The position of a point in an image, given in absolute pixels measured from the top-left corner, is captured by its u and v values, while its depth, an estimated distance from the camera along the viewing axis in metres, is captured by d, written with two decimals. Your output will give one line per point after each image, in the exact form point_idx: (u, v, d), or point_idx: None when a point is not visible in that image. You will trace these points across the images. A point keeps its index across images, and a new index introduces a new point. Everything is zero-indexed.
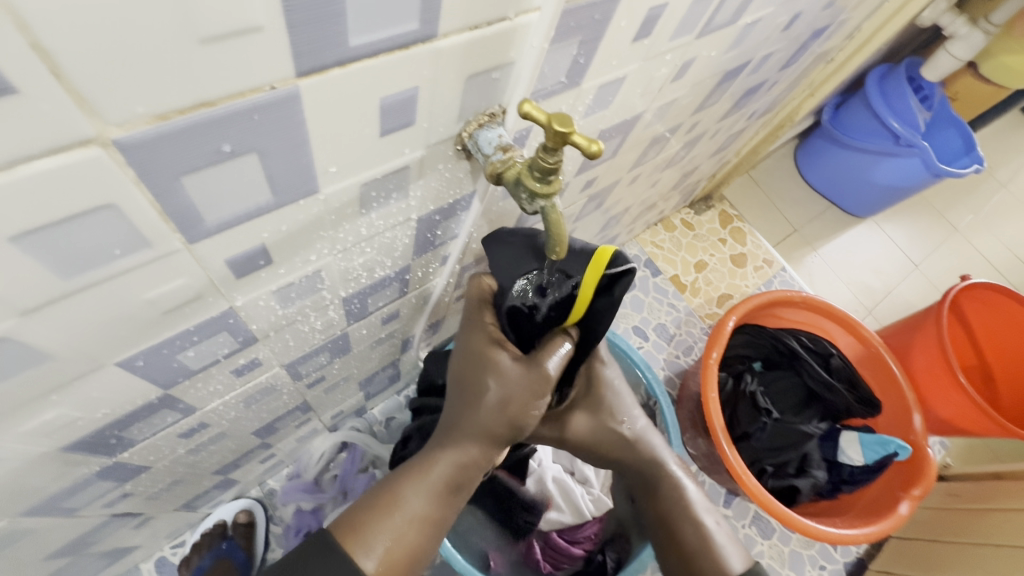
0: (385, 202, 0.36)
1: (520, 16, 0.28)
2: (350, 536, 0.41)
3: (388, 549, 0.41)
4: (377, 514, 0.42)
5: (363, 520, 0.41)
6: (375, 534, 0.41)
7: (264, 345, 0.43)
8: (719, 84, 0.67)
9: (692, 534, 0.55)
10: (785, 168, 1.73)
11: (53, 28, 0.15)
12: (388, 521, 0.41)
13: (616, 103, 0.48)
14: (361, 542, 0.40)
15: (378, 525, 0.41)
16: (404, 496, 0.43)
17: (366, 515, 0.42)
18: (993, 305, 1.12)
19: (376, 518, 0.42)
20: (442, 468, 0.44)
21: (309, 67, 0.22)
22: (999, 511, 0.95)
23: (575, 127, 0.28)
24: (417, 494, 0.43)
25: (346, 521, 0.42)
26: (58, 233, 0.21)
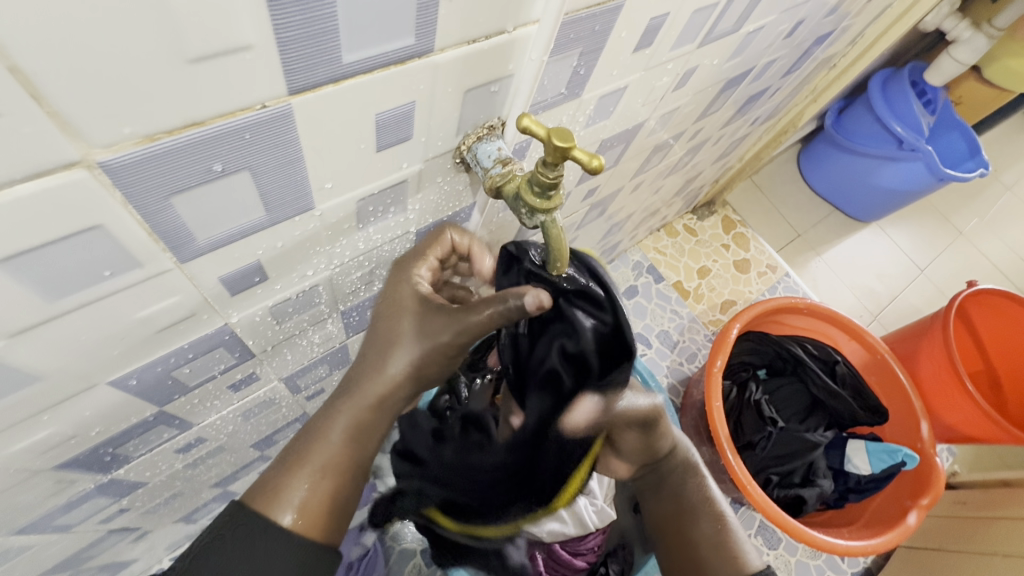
0: (383, 216, 0.35)
1: (519, 28, 0.28)
2: (261, 501, 0.35)
3: (305, 506, 0.35)
4: (286, 475, 0.35)
5: (275, 481, 0.35)
6: (287, 492, 0.35)
7: (261, 360, 0.43)
8: (722, 91, 0.66)
9: (709, 530, 0.53)
10: (788, 173, 1.73)
11: (32, 50, 0.15)
12: (301, 478, 0.35)
13: (618, 113, 0.48)
14: (273, 506, 0.35)
15: (292, 482, 0.35)
16: (313, 448, 0.36)
17: (275, 478, 0.35)
18: (999, 310, 1.12)
19: (286, 478, 0.35)
20: (348, 418, 0.37)
21: (303, 84, 0.22)
22: (1006, 520, 0.94)
23: (576, 142, 0.28)
24: (328, 444, 0.36)
25: (258, 486, 0.36)
26: (44, 256, 0.21)
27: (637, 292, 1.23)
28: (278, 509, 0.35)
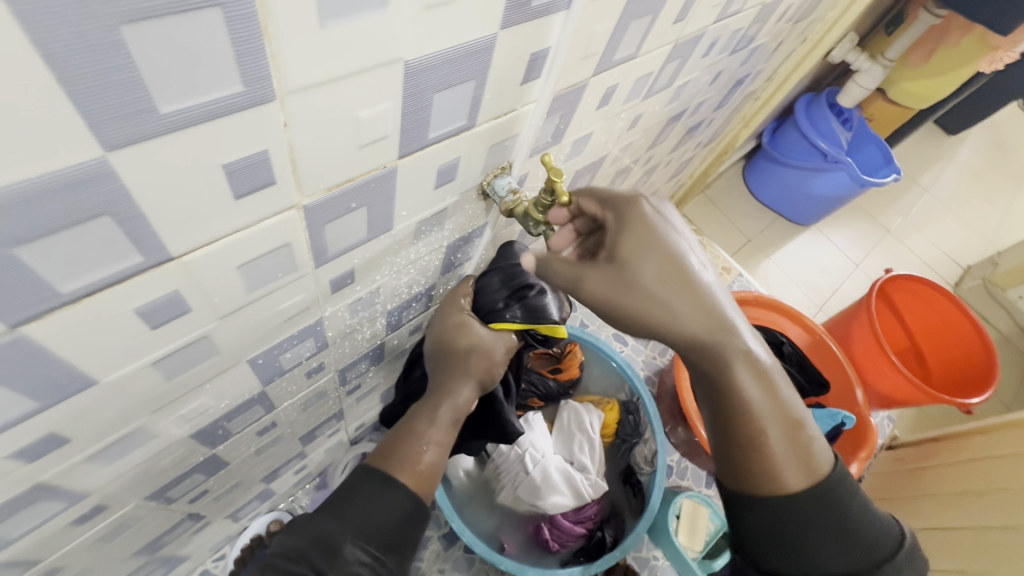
0: (429, 233, 0.50)
1: (523, 106, 0.43)
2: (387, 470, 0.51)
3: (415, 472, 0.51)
4: (400, 446, 0.53)
5: (393, 451, 0.53)
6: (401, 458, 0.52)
7: (330, 351, 0.56)
8: (665, 126, 0.83)
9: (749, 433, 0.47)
10: (735, 186, 1.95)
11: (300, 151, 0.29)
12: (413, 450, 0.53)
13: (587, 150, 0.63)
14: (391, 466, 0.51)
15: (403, 453, 0.52)
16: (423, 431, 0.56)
17: (393, 450, 0.53)
18: (915, 292, 1.31)
19: (400, 449, 0.53)
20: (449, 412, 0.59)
21: (405, 153, 0.36)
22: (935, 467, 1.12)
23: (557, 176, 0.42)
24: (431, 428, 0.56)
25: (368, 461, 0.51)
26: (258, 263, 0.34)
27: None
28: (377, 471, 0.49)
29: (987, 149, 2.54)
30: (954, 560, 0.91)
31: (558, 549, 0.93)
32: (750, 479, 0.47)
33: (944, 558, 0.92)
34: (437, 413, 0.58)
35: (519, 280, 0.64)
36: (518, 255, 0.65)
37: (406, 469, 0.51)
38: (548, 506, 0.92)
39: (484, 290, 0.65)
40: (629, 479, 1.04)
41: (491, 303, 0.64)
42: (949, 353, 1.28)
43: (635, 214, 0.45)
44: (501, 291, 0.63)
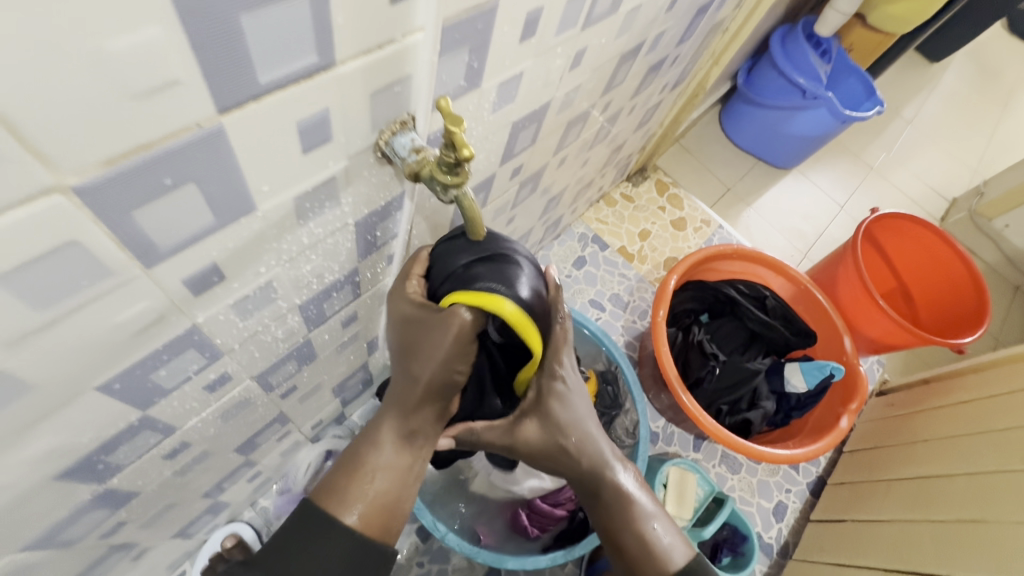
0: (321, 211, 0.40)
1: (406, 36, 0.33)
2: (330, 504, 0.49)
3: (366, 506, 0.49)
4: (346, 479, 0.50)
5: (340, 486, 0.50)
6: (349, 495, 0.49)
7: (232, 359, 0.48)
8: (620, 65, 0.73)
9: (634, 541, 0.62)
10: (712, 132, 1.85)
11: (8, 103, 0.19)
12: (358, 482, 0.50)
13: (521, 96, 0.54)
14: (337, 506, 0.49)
15: (349, 486, 0.50)
16: (367, 457, 0.51)
17: (337, 483, 0.50)
18: (902, 230, 1.24)
19: (346, 483, 0.50)
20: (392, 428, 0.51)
21: (228, 105, 0.26)
22: (929, 411, 1.07)
23: (459, 126, 0.33)
24: (378, 452, 0.51)
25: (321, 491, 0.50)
26: (35, 270, 0.25)
27: (585, 262, 1.34)
28: (344, 509, 0.48)
29: (971, 74, 2.44)
30: (956, 510, 0.84)
31: (538, 533, 0.88)
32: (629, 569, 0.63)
33: (946, 509, 0.85)
34: (380, 433, 0.51)
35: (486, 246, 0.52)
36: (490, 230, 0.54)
37: (356, 501, 0.49)
38: (524, 490, 0.87)
39: (445, 251, 0.52)
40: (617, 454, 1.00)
41: (449, 266, 0.51)
42: (938, 291, 1.23)
43: (551, 386, 0.57)
44: (459, 255, 0.51)
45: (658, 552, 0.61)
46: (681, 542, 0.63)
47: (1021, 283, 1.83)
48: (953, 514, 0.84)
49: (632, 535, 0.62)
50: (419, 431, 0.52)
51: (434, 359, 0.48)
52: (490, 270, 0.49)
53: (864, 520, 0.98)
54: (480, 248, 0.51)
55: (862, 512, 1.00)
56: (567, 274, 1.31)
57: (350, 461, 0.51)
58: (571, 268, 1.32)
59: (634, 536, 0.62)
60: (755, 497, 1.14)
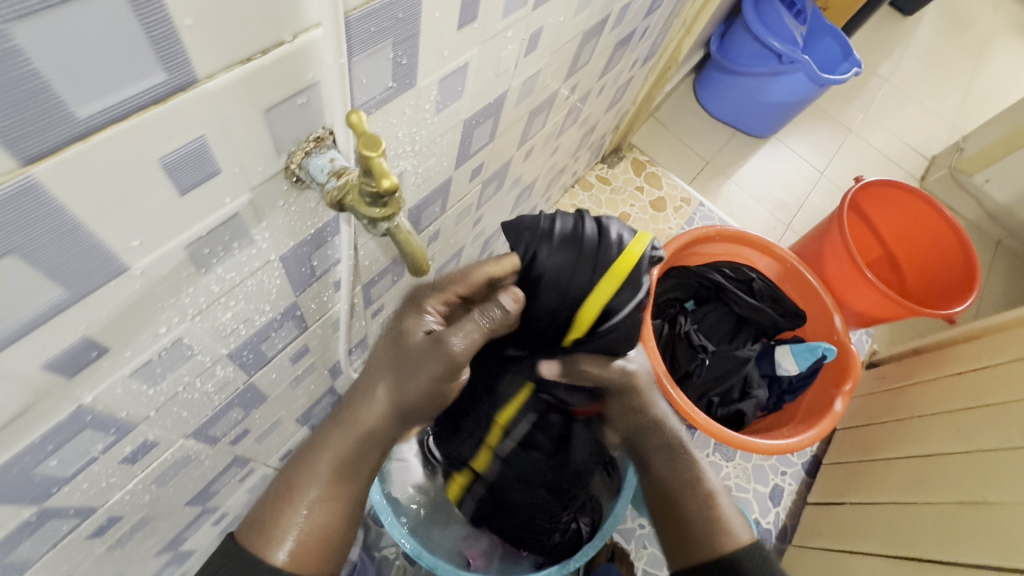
0: (228, 255, 0.33)
1: (300, 36, 0.26)
2: (258, 537, 0.43)
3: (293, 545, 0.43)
4: (275, 509, 0.44)
5: (268, 521, 0.44)
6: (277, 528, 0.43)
7: (151, 425, 0.41)
8: (585, 44, 0.65)
9: (698, 512, 0.62)
10: (687, 103, 1.78)
11: None
12: (285, 513, 0.43)
13: (470, 91, 0.46)
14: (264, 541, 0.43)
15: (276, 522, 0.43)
16: (301, 485, 0.44)
17: (267, 514, 0.44)
18: (886, 198, 1.20)
19: (274, 513, 0.44)
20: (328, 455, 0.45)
21: (37, 151, 0.20)
22: (922, 384, 1.05)
23: (379, 149, 0.26)
24: (313, 480, 0.44)
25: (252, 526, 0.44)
26: None
27: None
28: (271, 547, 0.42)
29: (943, 27, 2.40)
30: (958, 491, 0.81)
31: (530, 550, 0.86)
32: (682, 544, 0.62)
33: (947, 490, 0.83)
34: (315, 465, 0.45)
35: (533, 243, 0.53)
36: (520, 226, 0.53)
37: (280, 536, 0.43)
38: None
39: (561, 271, 0.52)
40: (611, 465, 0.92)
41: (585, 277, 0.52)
42: (925, 259, 1.20)
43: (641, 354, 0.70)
44: (576, 266, 0.52)
45: (724, 525, 0.61)
46: (743, 523, 0.63)
47: (1002, 238, 1.82)
48: (954, 495, 0.82)
49: (697, 495, 0.64)
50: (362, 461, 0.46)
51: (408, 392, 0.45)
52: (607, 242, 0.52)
53: (862, 503, 0.96)
54: (577, 243, 0.52)
55: (860, 494, 0.98)
56: None
57: (283, 490, 0.44)
58: None
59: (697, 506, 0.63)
60: (752, 482, 1.11)
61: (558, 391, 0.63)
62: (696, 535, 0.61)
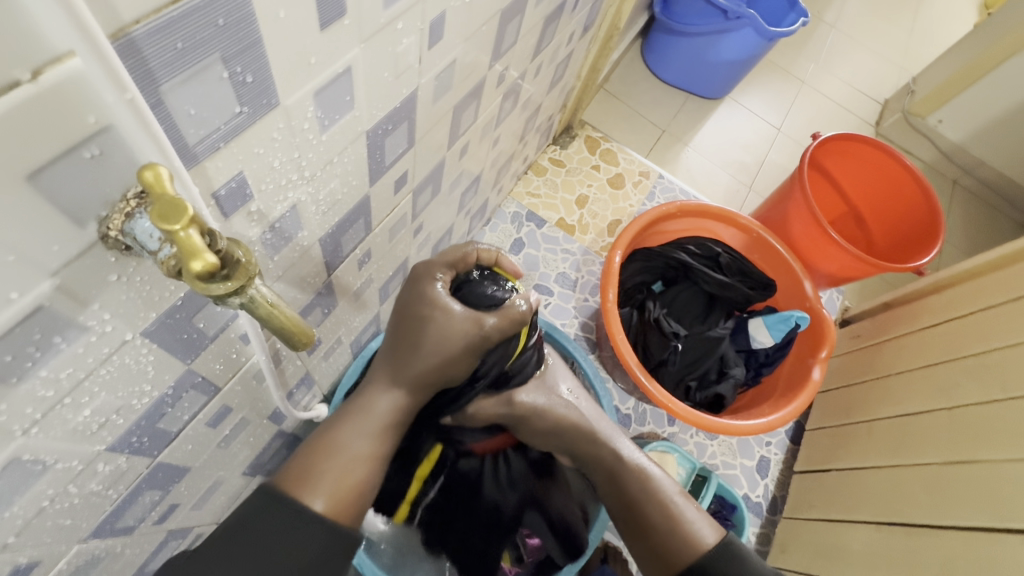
0: (52, 352, 0.26)
1: (43, 72, 0.18)
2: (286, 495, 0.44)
3: (333, 492, 0.45)
4: (317, 458, 0.46)
5: (306, 469, 0.45)
6: (320, 478, 0.45)
7: (19, 547, 0.34)
8: (506, 23, 0.58)
9: (658, 515, 0.62)
10: (637, 70, 1.71)
11: None
12: (336, 464, 0.46)
13: (364, 99, 0.39)
14: (305, 492, 0.44)
15: (322, 474, 0.45)
16: (343, 437, 0.48)
17: (308, 463, 0.46)
18: (846, 153, 1.16)
19: (315, 461, 0.46)
20: (382, 410, 0.50)
21: None
22: (897, 340, 1.03)
23: (187, 216, 0.20)
24: (356, 434, 0.48)
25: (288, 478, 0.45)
26: None
27: (523, 244, 1.22)
28: (310, 497, 0.44)
29: None
30: (942, 450, 0.80)
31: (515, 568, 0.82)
32: (656, 552, 0.61)
33: (931, 450, 0.81)
34: (363, 421, 0.49)
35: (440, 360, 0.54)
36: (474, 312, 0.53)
37: (323, 487, 0.45)
38: None
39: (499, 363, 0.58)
40: None
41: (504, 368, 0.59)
42: (889, 210, 1.17)
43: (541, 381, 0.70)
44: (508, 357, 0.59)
45: (689, 525, 0.60)
46: (712, 524, 0.61)
47: (959, 177, 1.83)
48: (940, 455, 0.80)
49: (657, 508, 0.62)
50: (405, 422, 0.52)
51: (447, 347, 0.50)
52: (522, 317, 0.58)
53: (847, 469, 0.94)
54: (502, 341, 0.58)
55: (845, 460, 0.96)
56: None
57: (318, 443, 0.47)
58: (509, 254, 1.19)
59: (656, 505, 0.63)
60: (738, 457, 1.08)
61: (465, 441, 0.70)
62: (667, 539, 0.60)
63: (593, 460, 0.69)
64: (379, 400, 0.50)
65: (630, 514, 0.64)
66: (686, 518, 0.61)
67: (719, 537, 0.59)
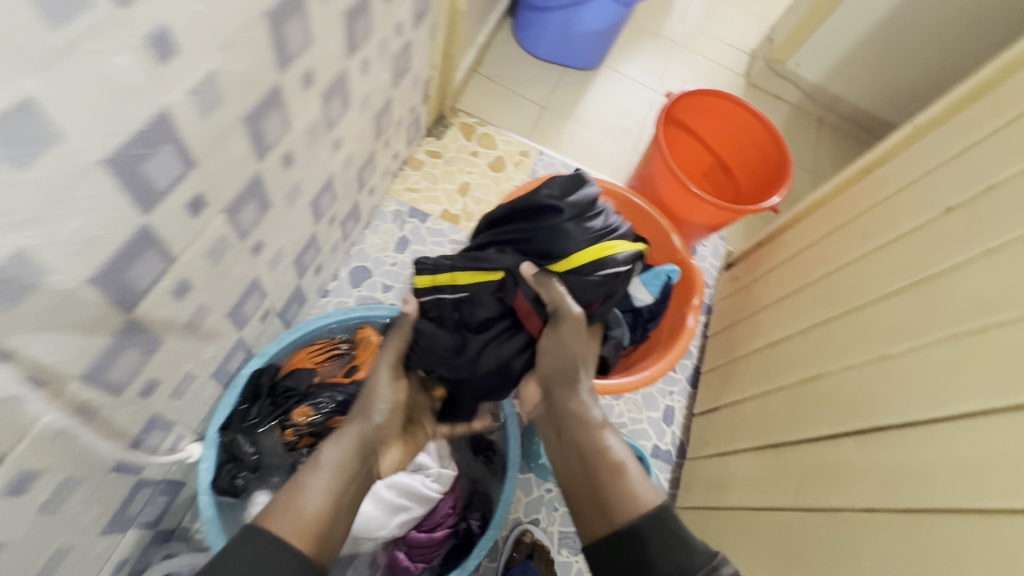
0: None
1: None
2: (263, 529, 0.54)
3: (297, 522, 0.56)
4: (286, 496, 0.59)
5: (279, 501, 0.58)
6: (289, 505, 0.57)
7: None
8: (283, 26, 0.56)
9: (603, 469, 0.66)
10: (510, 50, 1.71)
11: None
12: (293, 505, 0.57)
13: (75, 128, 0.37)
14: (274, 521, 0.55)
15: (287, 498, 0.58)
16: (307, 476, 0.61)
17: (279, 499, 0.58)
18: (700, 108, 1.22)
19: (285, 497, 0.58)
20: (330, 454, 0.64)
21: None
22: (766, 275, 1.10)
23: None
24: (316, 473, 0.62)
25: (262, 515, 0.57)
26: None
27: (408, 242, 1.20)
28: (275, 524, 0.55)
29: None
30: (798, 371, 0.86)
31: (424, 567, 0.81)
32: (594, 505, 0.64)
33: (791, 373, 0.88)
34: (320, 462, 0.63)
35: (584, 207, 0.74)
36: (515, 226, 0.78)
37: (287, 517, 0.56)
38: (393, 530, 0.78)
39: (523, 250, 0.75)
40: (478, 447, 0.91)
41: (544, 250, 0.73)
42: (748, 156, 1.24)
43: (565, 321, 0.72)
44: (531, 249, 0.74)
45: (634, 485, 0.64)
46: (651, 488, 0.64)
47: (822, 114, 1.95)
48: (798, 376, 0.86)
49: (607, 465, 0.67)
50: (352, 467, 0.64)
51: (356, 421, 0.69)
52: (560, 241, 0.73)
53: (732, 403, 1.00)
54: (554, 236, 0.73)
55: (729, 395, 1.02)
56: (392, 261, 1.17)
57: (289, 490, 0.59)
58: (395, 253, 1.18)
59: (607, 465, 0.67)
60: (644, 411, 1.12)
61: (512, 289, 0.75)
62: (605, 490, 0.65)
63: (569, 415, 0.72)
64: (329, 457, 0.63)
65: (575, 470, 0.69)
66: (632, 479, 0.65)
67: (658, 499, 0.63)
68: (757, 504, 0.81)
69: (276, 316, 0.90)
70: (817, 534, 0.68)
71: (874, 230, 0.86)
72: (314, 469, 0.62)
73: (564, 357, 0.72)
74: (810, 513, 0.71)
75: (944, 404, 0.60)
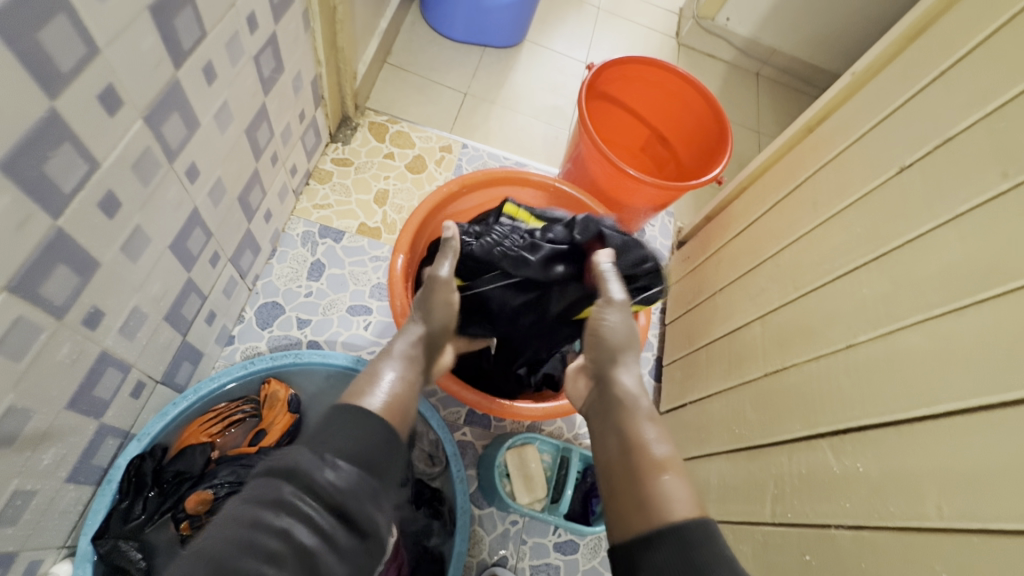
0: None
1: None
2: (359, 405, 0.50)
3: (387, 405, 0.52)
4: (366, 381, 0.56)
5: (360, 388, 0.54)
6: (376, 386, 0.55)
7: None
8: (38, 36, 0.41)
9: (642, 457, 0.53)
10: (422, 35, 1.55)
11: None
12: (374, 381, 0.56)
13: None
14: (362, 399, 0.52)
15: (369, 382, 0.55)
16: (380, 365, 0.59)
17: (359, 381, 0.56)
18: (627, 77, 1.11)
19: (365, 383, 0.55)
20: (400, 355, 0.62)
21: None
22: (718, 253, 1.01)
23: None
24: (388, 364, 0.59)
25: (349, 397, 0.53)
26: None
27: (323, 266, 1.06)
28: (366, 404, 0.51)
29: None
30: (763, 363, 0.77)
31: None
32: (621, 505, 0.51)
33: (755, 365, 0.79)
34: (394, 357, 0.61)
35: None
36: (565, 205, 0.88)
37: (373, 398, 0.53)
38: None
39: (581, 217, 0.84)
40: (421, 499, 0.80)
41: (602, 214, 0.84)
42: (685, 124, 1.14)
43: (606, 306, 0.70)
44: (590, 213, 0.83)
45: (665, 479, 0.51)
46: (692, 498, 0.49)
47: (760, 68, 1.88)
48: (763, 369, 0.77)
49: (643, 456, 0.53)
50: (418, 360, 0.63)
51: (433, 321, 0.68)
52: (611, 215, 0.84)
53: (698, 400, 0.92)
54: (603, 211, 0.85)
55: (694, 392, 0.94)
56: (306, 291, 1.03)
57: (369, 373, 0.57)
58: (308, 281, 1.04)
59: (646, 453, 0.54)
60: None
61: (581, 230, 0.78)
62: (637, 482, 0.51)
63: (610, 399, 0.63)
64: (397, 358, 0.61)
65: (613, 463, 0.56)
66: (664, 473, 0.51)
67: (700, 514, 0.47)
68: (736, 518, 0.73)
69: (158, 385, 0.76)
70: (802, 557, 0.60)
71: (824, 197, 0.77)
72: (377, 367, 0.59)
73: (605, 336, 0.67)
74: (792, 530, 0.62)
75: (929, 402, 0.51)
